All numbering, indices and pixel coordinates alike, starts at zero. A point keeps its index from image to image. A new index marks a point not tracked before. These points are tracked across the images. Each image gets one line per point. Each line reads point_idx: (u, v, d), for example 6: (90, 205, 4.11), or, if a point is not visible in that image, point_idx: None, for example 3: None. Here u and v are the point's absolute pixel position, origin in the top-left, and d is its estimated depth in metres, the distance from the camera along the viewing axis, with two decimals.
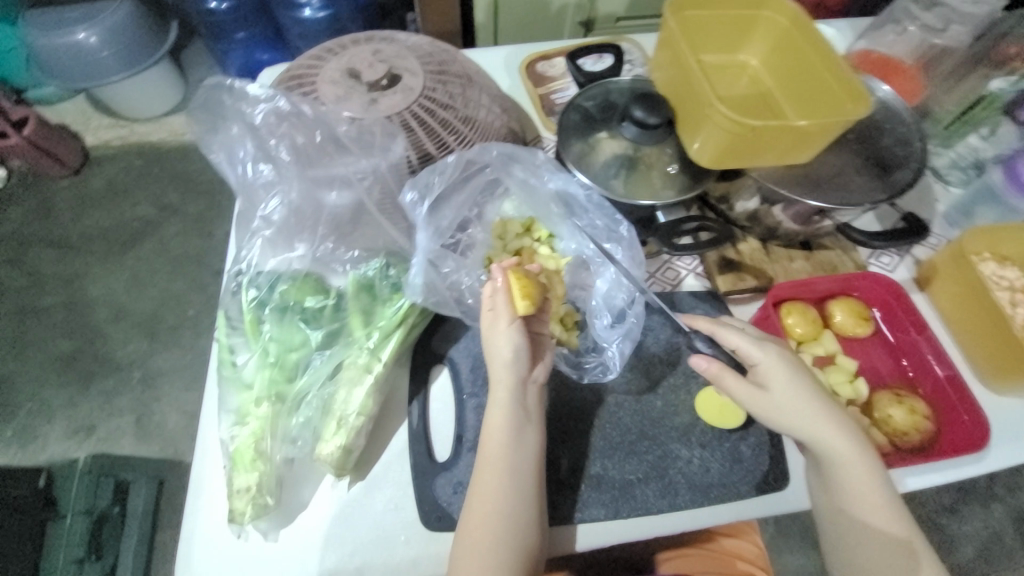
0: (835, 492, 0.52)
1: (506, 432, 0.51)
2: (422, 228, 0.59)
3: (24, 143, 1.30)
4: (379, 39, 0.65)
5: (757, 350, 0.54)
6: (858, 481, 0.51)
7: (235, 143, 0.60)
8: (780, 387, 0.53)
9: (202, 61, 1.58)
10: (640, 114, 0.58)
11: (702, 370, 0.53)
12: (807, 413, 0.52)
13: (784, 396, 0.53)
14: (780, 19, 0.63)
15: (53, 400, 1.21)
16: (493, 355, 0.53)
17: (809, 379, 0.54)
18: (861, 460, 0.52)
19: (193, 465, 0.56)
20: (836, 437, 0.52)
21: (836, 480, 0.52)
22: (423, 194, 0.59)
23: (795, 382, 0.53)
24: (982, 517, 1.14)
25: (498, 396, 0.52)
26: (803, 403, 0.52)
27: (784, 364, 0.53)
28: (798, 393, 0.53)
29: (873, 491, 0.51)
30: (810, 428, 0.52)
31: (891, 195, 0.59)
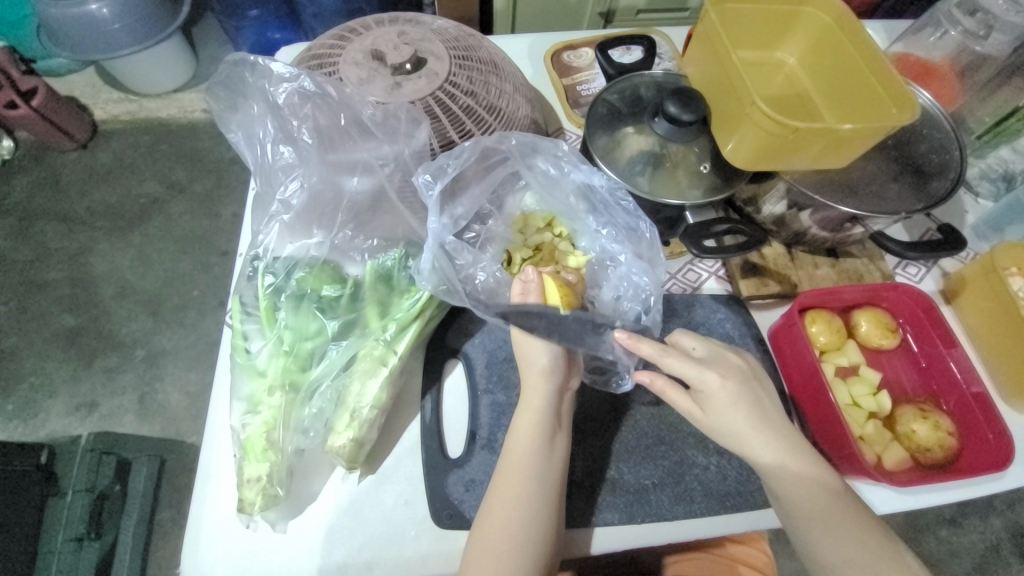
0: (794, 521, 0.50)
1: (535, 436, 0.51)
2: (433, 212, 0.54)
3: (33, 114, 1.27)
4: (404, 20, 0.62)
5: (698, 375, 0.50)
6: (814, 509, 0.49)
7: (255, 123, 0.58)
8: (720, 413, 0.50)
9: (213, 37, 1.55)
10: (674, 110, 0.56)
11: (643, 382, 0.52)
12: (748, 442, 0.50)
13: (723, 420, 0.51)
14: (822, 17, 0.60)
15: (56, 375, 1.21)
16: (527, 360, 0.53)
17: (753, 406, 0.51)
18: (815, 488, 0.50)
19: (201, 451, 0.55)
20: (783, 465, 0.50)
21: (790, 510, 0.50)
22: (436, 177, 0.55)
23: (732, 409, 0.50)
24: (982, 530, 1.14)
25: (531, 400, 0.52)
26: (744, 431, 0.50)
27: (725, 391, 0.50)
28: (739, 421, 0.50)
29: (839, 518, 0.49)
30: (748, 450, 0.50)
31: (927, 205, 0.58)
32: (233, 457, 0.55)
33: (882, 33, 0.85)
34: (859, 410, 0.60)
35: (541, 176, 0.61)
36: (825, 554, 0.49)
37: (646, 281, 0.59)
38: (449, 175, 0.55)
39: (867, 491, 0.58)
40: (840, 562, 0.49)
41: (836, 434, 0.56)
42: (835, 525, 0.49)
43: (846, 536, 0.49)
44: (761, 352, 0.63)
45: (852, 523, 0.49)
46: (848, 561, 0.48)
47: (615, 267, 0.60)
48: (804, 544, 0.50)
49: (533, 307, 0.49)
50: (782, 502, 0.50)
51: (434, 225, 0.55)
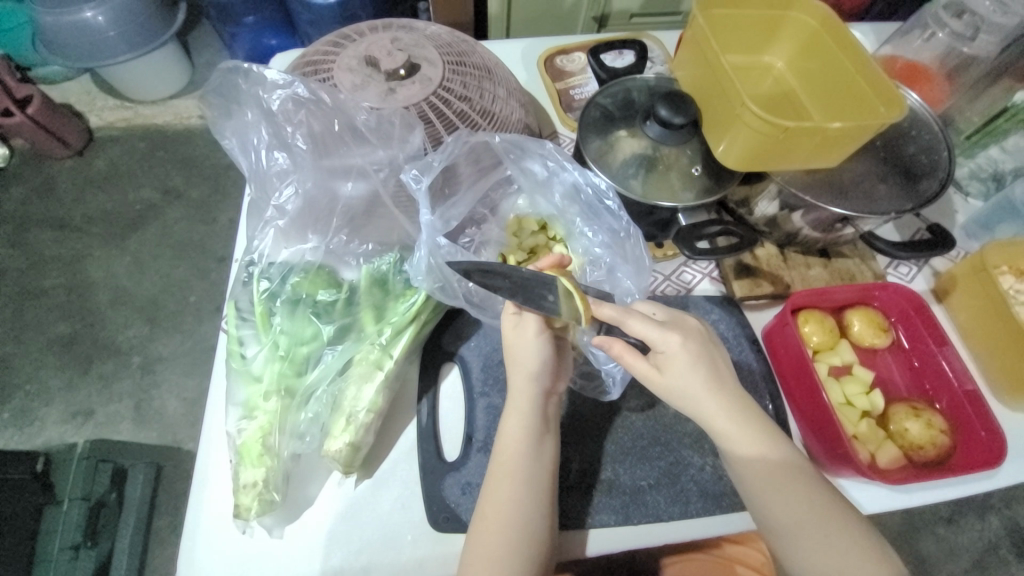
0: (748, 485, 0.49)
1: (524, 441, 0.51)
2: (424, 205, 0.54)
3: (27, 122, 1.27)
4: (398, 27, 0.63)
5: (660, 336, 0.50)
6: (766, 471, 0.49)
7: (250, 128, 0.58)
8: (678, 376, 0.49)
9: (209, 45, 1.55)
10: (666, 113, 0.57)
11: (597, 342, 0.51)
12: (703, 404, 0.49)
13: (681, 385, 0.49)
14: (808, 19, 0.61)
15: (51, 383, 1.20)
16: (515, 359, 0.53)
17: (710, 369, 0.50)
18: (769, 450, 0.49)
19: (197, 457, 0.55)
20: (750, 437, 0.49)
21: (745, 474, 0.49)
22: (423, 171, 0.55)
23: (690, 371, 0.49)
24: (978, 528, 1.14)
25: (518, 403, 0.52)
26: (699, 392, 0.49)
27: (686, 353, 0.49)
28: (694, 384, 0.49)
29: (789, 479, 0.49)
30: (704, 415, 0.50)
31: (917, 205, 0.58)
32: (229, 462, 0.55)
33: (871, 36, 0.86)
34: (852, 409, 0.61)
35: (532, 177, 0.61)
36: (775, 516, 0.48)
37: (627, 282, 0.60)
38: (436, 170, 0.55)
39: (862, 490, 0.58)
40: (792, 520, 0.48)
41: (832, 433, 0.56)
42: (786, 486, 0.48)
43: (795, 494, 0.48)
44: (755, 351, 0.63)
45: (803, 485, 0.49)
46: (800, 523, 0.48)
47: (601, 266, 0.61)
48: (757, 507, 0.49)
49: (495, 266, 0.51)
50: (735, 466, 0.50)
51: (427, 218, 0.54)
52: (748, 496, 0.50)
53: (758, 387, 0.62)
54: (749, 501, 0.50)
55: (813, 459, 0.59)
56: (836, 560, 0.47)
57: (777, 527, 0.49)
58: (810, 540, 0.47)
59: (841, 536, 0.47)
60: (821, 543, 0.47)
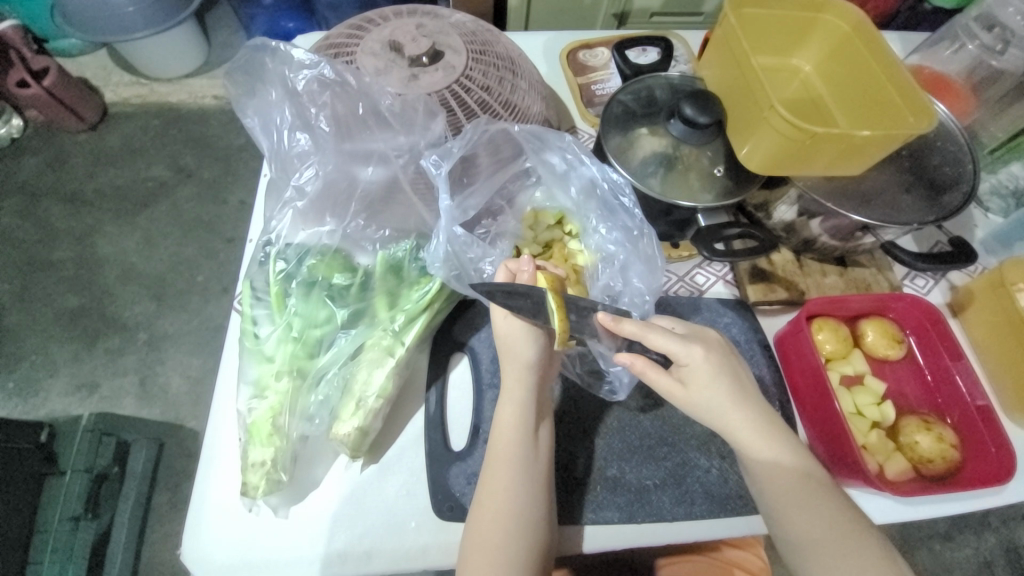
0: (769, 500, 0.49)
1: (519, 431, 0.51)
2: (444, 191, 0.53)
3: (43, 93, 1.27)
4: (423, 13, 0.62)
5: (683, 350, 0.50)
6: (787, 484, 0.48)
7: (272, 108, 0.58)
8: (701, 388, 0.50)
9: (227, 24, 1.55)
10: (691, 112, 0.56)
11: (619, 360, 0.50)
12: (726, 417, 0.49)
13: (705, 398, 0.50)
14: (840, 24, 0.61)
15: (58, 355, 1.21)
16: (512, 352, 0.53)
17: (732, 382, 0.50)
18: (792, 462, 0.49)
19: (205, 433, 0.56)
20: (772, 450, 0.49)
21: (766, 486, 0.49)
22: (443, 157, 0.55)
23: (714, 385, 0.49)
24: (975, 545, 1.14)
25: (511, 392, 0.52)
26: (723, 405, 0.49)
27: (709, 365, 0.50)
28: (718, 398, 0.49)
29: (810, 493, 0.48)
30: (727, 431, 0.50)
31: (940, 217, 0.58)
32: (237, 440, 0.55)
33: (897, 44, 0.85)
34: (862, 419, 0.60)
35: (551, 170, 0.60)
36: (794, 530, 0.48)
37: (637, 282, 0.58)
38: (455, 156, 0.55)
39: (868, 500, 0.58)
40: (813, 536, 0.47)
41: (841, 442, 0.56)
42: (807, 500, 0.48)
43: (815, 510, 0.48)
44: (766, 357, 0.63)
45: (824, 499, 0.48)
46: (819, 538, 0.47)
47: (614, 264, 0.59)
48: (777, 521, 0.49)
49: (518, 287, 0.49)
50: (756, 479, 0.50)
51: (445, 204, 0.53)
52: (768, 511, 0.50)
53: (768, 393, 0.61)
54: (768, 515, 0.50)
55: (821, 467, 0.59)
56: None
57: (796, 542, 0.48)
58: (831, 558, 0.46)
59: (863, 555, 0.46)
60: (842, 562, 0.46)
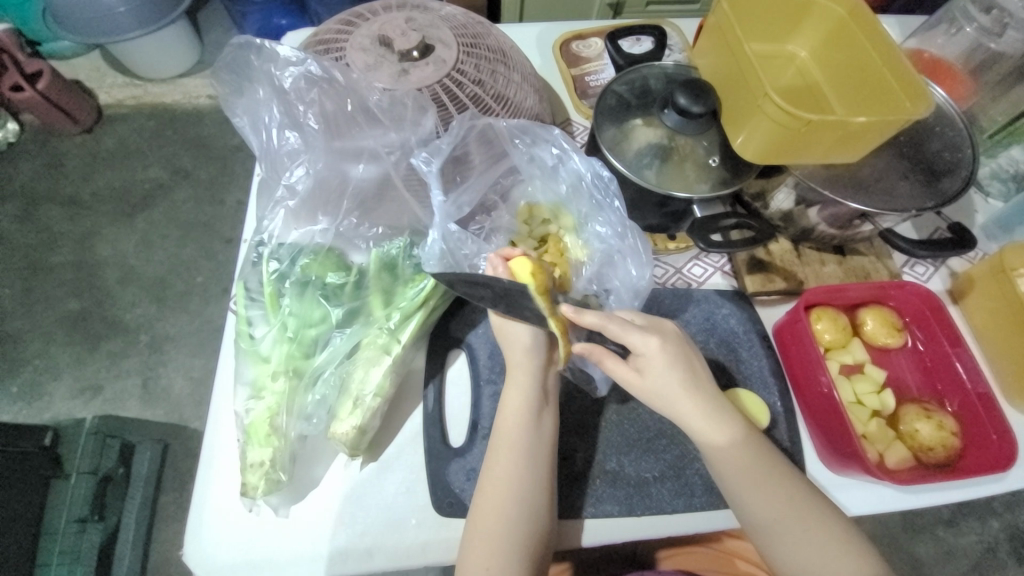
0: (731, 485, 0.49)
1: (522, 418, 0.51)
2: (436, 187, 0.53)
3: (38, 96, 1.27)
4: (412, 7, 0.62)
5: (641, 340, 0.50)
6: (750, 470, 0.49)
7: (262, 107, 0.58)
8: (658, 377, 0.50)
9: (219, 23, 1.54)
10: (685, 102, 0.55)
11: (577, 349, 0.50)
12: (682, 407, 0.50)
13: (663, 387, 0.50)
14: (836, 8, 0.60)
15: (60, 359, 1.22)
16: (509, 337, 0.53)
17: (687, 370, 0.50)
18: (745, 445, 0.50)
19: (205, 435, 0.56)
20: (730, 439, 0.49)
21: (730, 478, 0.49)
22: (432, 155, 0.55)
23: (668, 373, 0.50)
24: (977, 531, 1.14)
25: (517, 379, 0.52)
26: (678, 394, 0.50)
27: (665, 354, 0.50)
28: (674, 385, 0.50)
29: (769, 477, 0.49)
30: (684, 421, 0.50)
31: (939, 203, 0.57)
32: (236, 441, 0.55)
33: (897, 28, 0.83)
34: (862, 408, 0.60)
35: (542, 164, 0.59)
36: (757, 515, 0.49)
37: (618, 282, 0.58)
38: (445, 153, 0.55)
39: (867, 490, 0.58)
40: (774, 518, 0.48)
41: (840, 431, 0.56)
42: (767, 486, 0.49)
43: (776, 494, 0.49)
44: (766, 348, 0.62)
45: (780, 485, 0.49)
46: (780, 519, 0.48)
47: (609, 257, 0.58)
48: (743, 508, 0.49)
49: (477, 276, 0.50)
50: (716, 467, 0.50)
51: (438, 200, 0.53)
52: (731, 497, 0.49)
53: (767, 382, 0.61)
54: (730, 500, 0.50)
55: (818, 455, 0.59)
56: (816, 555, 0.47)
57: (761, 526, 0.49)
58: (792, 536, 0.48)
59: (819, 533, 0.48)
60: (802, 544, 0.48)
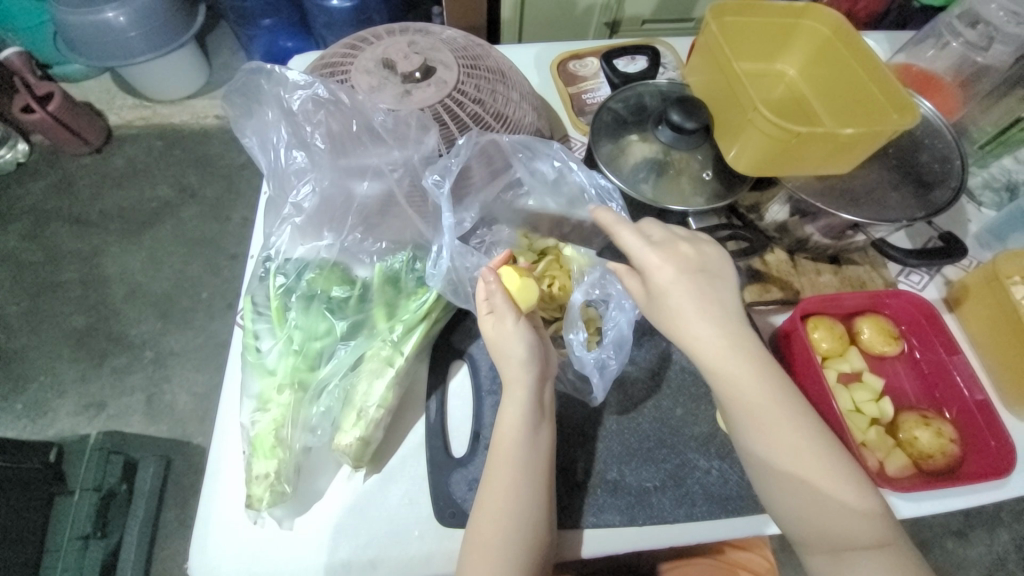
0: (738, 413, 0.50)
1: (517, 429, 0.51)
2: (446, 208, 0.54)
3: (49, 118, 1.30)
4: (414, 30, 0.64)
5: (646, 255, 0.51)
6: (757, 405, 0.49)
7: (270, 128, 0.60)
8: (666, 292, 0.50)
9: (226, 46, 1.58)
10: (678, 118, 0.57)
11: (609, 264, 0.56)
12: (688, 326, 0.50)
13: (669, 304, 0.50)
14: (822, 28, 0.62)
15: (65, 375, 1.23)
16: (505, 355, 0.52)
17: (699, 287, 0.50)
18: (754, 378, 0.49)
19: (210, 447, 0.57)
20: (737, 369, 0.49)
21: (734, 404, 0.50)
22: (444, 176, 0.56)
23: (675, 289, 0.50)
24: (987, 542, 1.12)
25: (515, 394, 0.52)
26: (687, 312, 0.50)
27: (668, 273, 0.50)
28: (681, 302, 0.50)
29: (776, 416, 0.49)
30: (690, 340, 0.50)
31: (929, 213, 0.58)
32: (242, 453, 0.56)
33: (885, 43, 0.86)
34: (861, 416, 0.61)
35: (543, 178, 0.62)
36: (760, 449, 0.49)
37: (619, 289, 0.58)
38: (455, 174, 0.56)
39: None
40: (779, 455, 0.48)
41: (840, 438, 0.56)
42: (773, 424, 0.49)
43: (783, 430, 0.49)
44: None
45: (789, 425, 0.49)
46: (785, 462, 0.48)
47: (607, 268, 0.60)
48: (745, 444, 0.50)
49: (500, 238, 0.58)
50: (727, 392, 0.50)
51: (450, 222, 0.54)
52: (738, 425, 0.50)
53: None
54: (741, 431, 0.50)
55: None
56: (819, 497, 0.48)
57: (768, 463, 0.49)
58: (796, 484, 0.48)
59: (831, 496, 0.48)
60: (803, 481, 0.48)
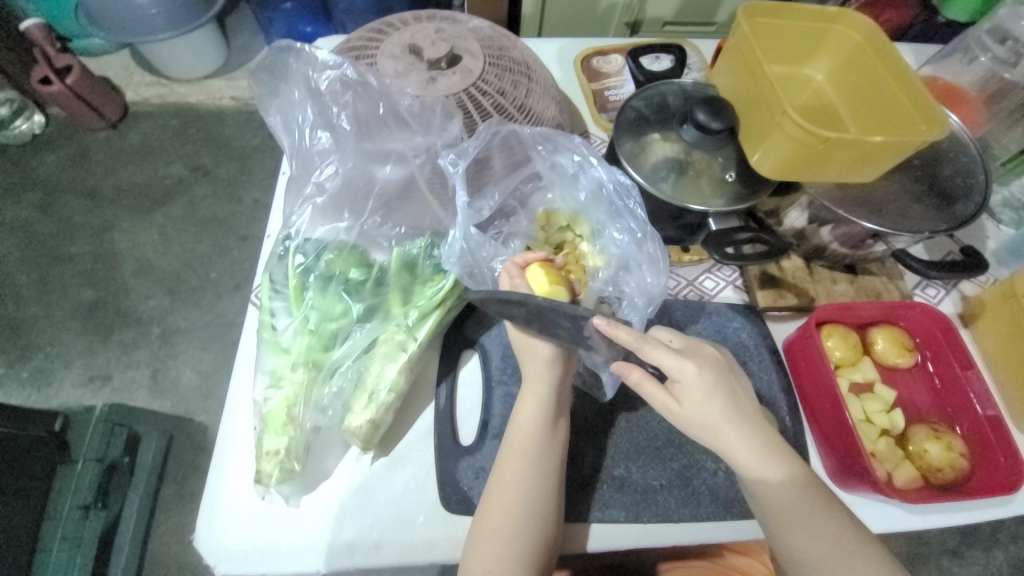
0: (769, 516, 0.48)
1: (533, 423, 0.51)
2: (461, 188, 0.54)
3: (66, 91, 1.31)
4: (442, 18, 0.64)
5: (676, 365, 0.48)
6: (794, 507, 0.47)
7: (295, 108, 0.60)
8: (696, 406, 0.48)
9: (246, 28, 1.59)
10: (703, 117, 0.57)
11: (614, 366, 0.51)
12: (721, 437, 0.48)
13: (699, 414, 0.48)
14: (853, 34, 0.62)
15: (73, 346, 1.24)
16: (529, 349, 0.53)
17: (729, 397, 0.49)
18: (790, 485, 0.48)
19: (221, 422, 0.57)
20: (774, 474, 0.48)
21: (769, 508, 0.48)
22: (460, 156, 0.56)
23: (707, 401, 0.48)
24: (983, 562, 1.12)
25: (534, 390, 0.53)
26: (719, 423, 0.48)
27: (703, 381, 0.48)
28: (713, 413, 0.48)
29: (813, 516, 0.47)
30: (719, 446, 0.49)
31: (951, 226, 0.58)
32: (252, 429, 0.56)
33: (911, 55, 0.85)
34: (871, 426, 0.60)
35: (563, 172, 0.61)
36: (799, 548, 0.47)
37: (633, 287, 0.59)
38: (472, 156, 0.56)
39: (876, 508, 0.58)
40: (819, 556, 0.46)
41: (851, 448, 0.56)
42: (810, 524, 0.47)
43: (820, 532, 0.47)
44: (775, 363, 0.63)
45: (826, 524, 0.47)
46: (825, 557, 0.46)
47: (623, 264, 0.60)
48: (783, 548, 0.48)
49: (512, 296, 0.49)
50: (758, 499, 0.49)
51: (462, 201, 0.54)
52: (769, 527, 0.49)
53: (777, 398, 0.61)
54: (772, 531, 0.48)
55: (827, 471, 0.59)
56: None
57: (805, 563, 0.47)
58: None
59: None
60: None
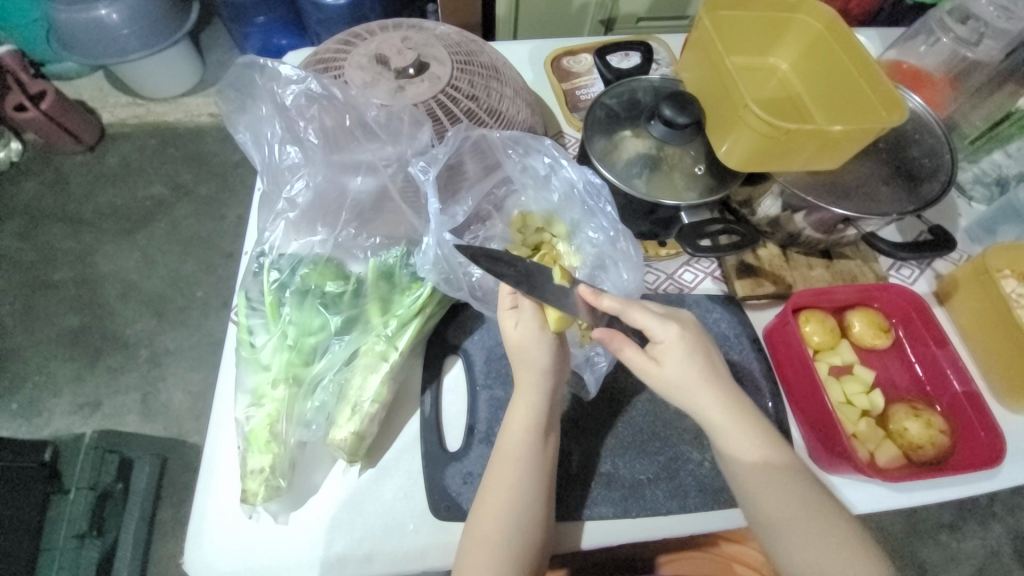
0: (742, 481, 0.50)
1: (524, 431, 0.51)
2: (433, 195, 0.54)
3: (40, 116, 1.30)
4: (408, 26, 0.64)
5: (661, 327, 0.50)
6: (762, 472, 0.49)
7: (263, 123, 0.60)
8: (676, 367, 0.50)
9: (220, 43, 1.58)
10: (669, 113, 0.58)
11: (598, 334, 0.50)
12: (700, 397, 0.50)
13: (681, 375, 0.50)
14: (814, 23, 0.62)
15: (60, 374, 1.22)
16: (525, 359, 0.52)
17: (706, 360, 0.50)
18: (761, 451, 0.49)
19: (205, 443, 0.57)
20: (748, 444, 0.49)
21: (739, 471, 0.50)
22: (431, 163, 0.56)
23: (688, 362, 0.49)
24: (981, 535, 1.14)
25: (525, 396, 0.52)
26: (699, 384, 0.49)
27: (684, 342, 0.50)
28: (692, 373, 0.49)
29: (782, 482, 0.49)
30: (698, 407, 0.50)
31: (919, 207, 0.59)
32: (236, 447, 0.56)
33: (877, 40, 0.86)
34: (852, 408, 0.61)
35: (535, 174, 0.61)
36: (764, 510, 0.49)
37: (610, 286, 0.60)
38: (442, 162, 0.56)
39: (862, 490, 0.58)
40: (782, 516, 0.48)
41: (834, 431, 0.56)
42: (778, 487, 0.48)
43: (787, 492, 0.48)
44: (756, 351, 0.64)
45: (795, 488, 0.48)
46: (789, 519, 0.48)
47: (598, 263, 0.61)
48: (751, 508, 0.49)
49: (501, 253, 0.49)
50: (731, 463, 0.50)
51: (434, 208, 0.54)
52: (741, 490, 0.50)
53: (759, 385, 0.62)
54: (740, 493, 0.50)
55: (810, 453, 0.60)
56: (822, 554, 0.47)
57: (767, 523, 0.49)
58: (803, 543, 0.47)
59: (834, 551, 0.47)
60: (806, 533, 0.47)
